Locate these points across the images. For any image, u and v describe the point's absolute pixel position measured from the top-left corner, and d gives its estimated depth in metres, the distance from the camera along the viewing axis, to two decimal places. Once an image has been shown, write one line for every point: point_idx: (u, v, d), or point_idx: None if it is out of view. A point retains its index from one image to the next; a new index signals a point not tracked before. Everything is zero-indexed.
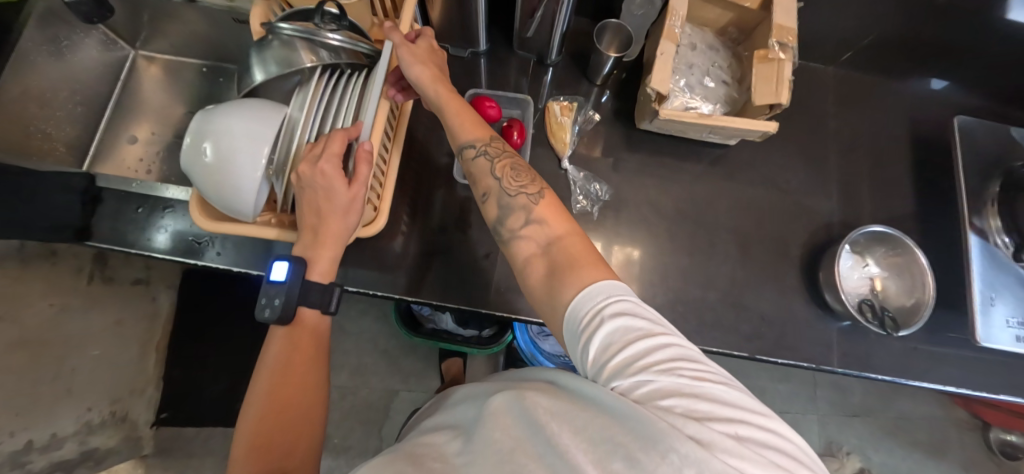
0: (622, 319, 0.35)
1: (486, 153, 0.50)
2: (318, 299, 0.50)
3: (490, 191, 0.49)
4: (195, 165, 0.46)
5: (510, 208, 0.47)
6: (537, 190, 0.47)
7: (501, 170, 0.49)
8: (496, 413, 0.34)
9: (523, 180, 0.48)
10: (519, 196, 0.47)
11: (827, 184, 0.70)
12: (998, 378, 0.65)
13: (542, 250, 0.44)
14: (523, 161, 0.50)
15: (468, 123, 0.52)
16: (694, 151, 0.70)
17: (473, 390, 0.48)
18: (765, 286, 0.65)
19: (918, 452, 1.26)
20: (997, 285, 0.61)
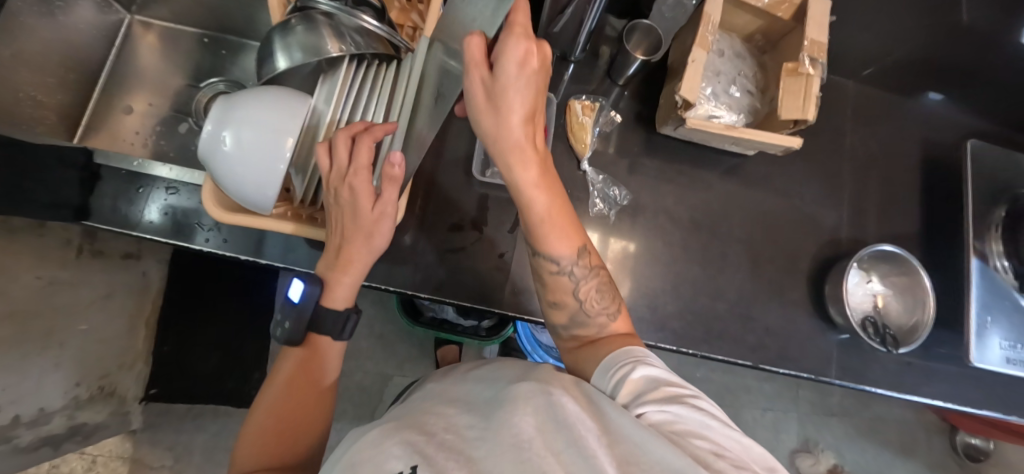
0: (661, 373, 0.37)
1: (572, 275, 0.48)
2: (330, 324, 0.48)
3: (567, 308, 0.48)
4: (213, 154, 0.44)
5: (581, 326, 0.48)
6: (615, 315, 0.48)
7: (586, 295, 0.48)
8: (513, 399, 0.34)
9: (606, 301, 0.48)
10: (598, 317, 0.48)
11: (838, 199, 0.71)
12: (982, 394, 0.68)
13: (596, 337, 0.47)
14: (608, 280, 0.49)
15: (561, 235, 0.46)
16: (713, 159, 0.69)
17: (480, 367, 0.48)
18: (772, 297, 0.66)
19: (888, 451, 1.32)
20: (994, 308, 0.63)
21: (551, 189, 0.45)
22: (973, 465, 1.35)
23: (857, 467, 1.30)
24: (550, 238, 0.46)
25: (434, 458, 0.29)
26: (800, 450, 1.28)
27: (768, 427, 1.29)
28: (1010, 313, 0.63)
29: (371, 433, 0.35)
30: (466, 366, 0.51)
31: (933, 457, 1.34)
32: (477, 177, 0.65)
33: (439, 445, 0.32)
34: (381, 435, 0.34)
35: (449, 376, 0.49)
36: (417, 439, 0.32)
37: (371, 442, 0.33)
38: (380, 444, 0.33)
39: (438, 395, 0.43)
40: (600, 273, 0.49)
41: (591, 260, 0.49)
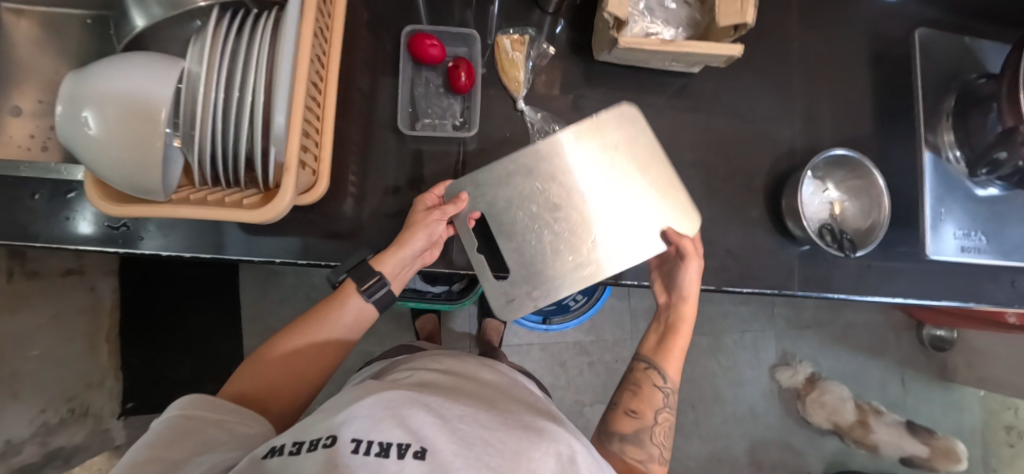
0: None
1: (664, 398, 0.57)
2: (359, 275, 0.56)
3: (642, 419, 0.55)
4: (75, 137, 0.38)
5: (642, 440, 0.54)
6: (664, 454, 0.54)
7: (660, 420, 0.56)
8: (539, 430, 0.33)
9: (666, 439, 0.56)
10: (655, 446, 0.54)
11: (790, 110, 0.68)
12: (940, 285, 0.69)
13: (646, 464, 0.52)
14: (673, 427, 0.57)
15: (673, 365, 0.60)
16: (657, 82, 0.66)
17: (490, 382, 0.49)
18: (730, 219, 0.65)
19: (861, 354, 1.39)
20: (947, 200, 0.63)
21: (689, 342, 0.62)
22: (938, 354, 1.43)
23: (833, 373, 1.37)
24: (669, 361, 0.59)
25: (442, 444, 0.29)
26: (779, 364, 1.34)
27: (747, 348, 1.34)
28: (964, 203, 0.63)
29: (389, 392, 0.34)
30: (468, 368, 0.52)
31: (902, 353, 1.41)
32: (406, 131, 0.62)
33: (453, 431, 0.30)
34: (396, 398, 0.33)
35: (453, 372, 0.49)
36: (429, 417, 0.31)
37: (385, 404, 0.32)
38: (395, 408, 0.31)
39: (446, 387, 0.43)
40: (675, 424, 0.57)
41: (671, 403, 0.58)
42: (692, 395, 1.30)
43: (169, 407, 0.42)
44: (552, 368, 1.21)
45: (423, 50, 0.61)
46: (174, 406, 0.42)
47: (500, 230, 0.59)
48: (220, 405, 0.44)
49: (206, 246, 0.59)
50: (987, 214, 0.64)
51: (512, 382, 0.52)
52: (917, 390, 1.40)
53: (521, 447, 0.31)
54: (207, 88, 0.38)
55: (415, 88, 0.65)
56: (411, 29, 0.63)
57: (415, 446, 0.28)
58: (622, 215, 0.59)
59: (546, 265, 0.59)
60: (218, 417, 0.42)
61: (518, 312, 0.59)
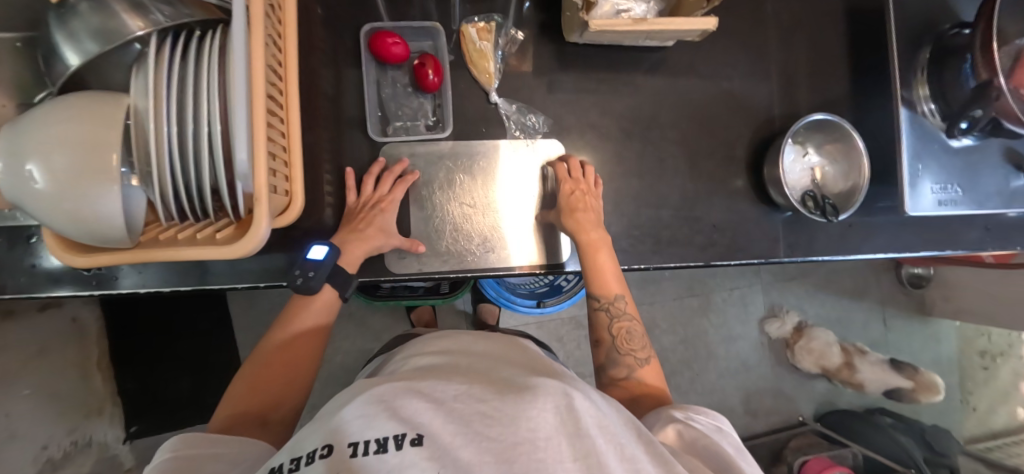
0: (693, 415, 0.42)
1: (609, 314, 0.53)
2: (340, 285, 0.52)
3: (604, 343, 0.53)
4: (23, 192, 0.35)
5: (614, 363, 0.51)
6: (645, 356, 0.51)
7: (618, 333, 0.53)
8: (532, 386, 0.28)
9: (635, 343, 0.52)
10: (626, 356, 0.51)
11: (767, 74, 0.67)
12: (918, 237, 0.71)
13: (626, 377, 0.50)
14: (641, 329, 0.53)
15: (604, 277, 0.54)
16: (631, 58, 0.63)
17: (487, 351, 0.42)
18: (714, 191, 0.64)
19: (843, 297, 1.45)
20: (925, 156, 0.63)
21: (608, 248, 0.56)
22: (916, 291, 1.49)
23: (818, 319, 1.42)
24: (601, 278, 0.54)
25: (439, 426, 0.24)
26: (768, 316, 1.38)
27: (736, 304, 1.38)
28: (941, 157, 0.64)
29: (378, 385, 0.29)
30: (465, 344, 0.45)
31: (882, 293, 1.47)
32: (378, 139, 0.61)
33: (448, 412, 0.26)
34: (385, 392, 0.28)
35: (450, 350, 0.44)
36: (422, 403, 0.27)
37: (374, 397, 0.28)
38: (387, 401, 0.27)
39: (441, 367, 0.38)
40: (639, 322, 0.54)
41: (628, 308, 0.54)
42: (687, 355, 1.34)
43: (159, 450, 0.37)
44: (549, 345, 1.23)
45: (385, 48, 0.58)
46: (164, 445, 0.37)
47: (413, 199, 0.60)
48: (215, 439, 0.39)
49: (190, 276, 0.57)
50: (962, 165, 0.65)
51: (517, 350, 0.45)
52: (897, 327, 1.47)
53: (518, 408, 0.26)
54: (157, 121, 0.36)
55: (382, 90, 0.63)
56: (371, 28, 0.60)
57: (411, 433, 0.24)
58: (514, 226, 0.60)
59: (443, 231, 0.59)
60: (215, 451, 0.38)
61: (405, 270, 0.59)
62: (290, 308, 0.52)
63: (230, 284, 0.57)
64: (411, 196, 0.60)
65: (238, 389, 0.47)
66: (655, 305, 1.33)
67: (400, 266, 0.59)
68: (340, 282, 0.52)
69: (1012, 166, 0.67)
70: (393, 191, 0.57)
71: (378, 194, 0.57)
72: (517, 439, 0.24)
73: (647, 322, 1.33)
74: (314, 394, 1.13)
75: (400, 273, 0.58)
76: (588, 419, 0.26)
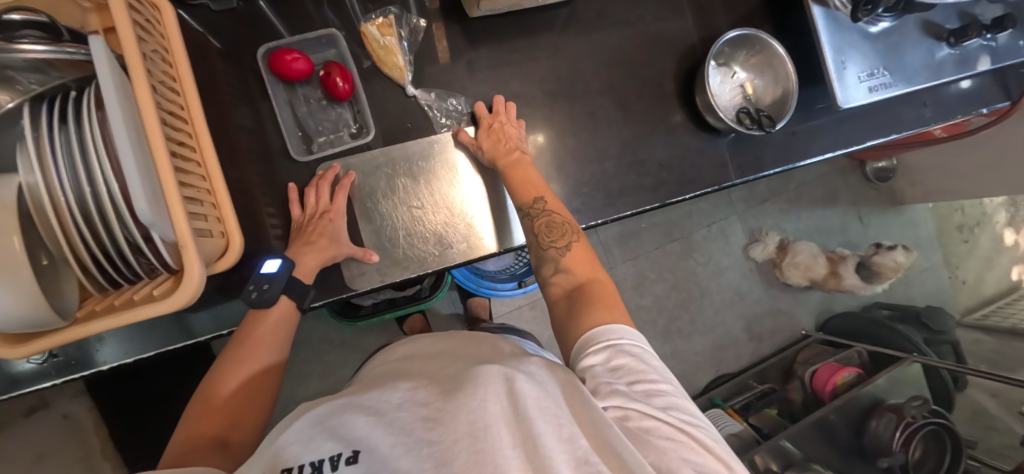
0: (617, 351, 0.37)
1: (528, 216, 0.52)
2: (298, 295, 0.52)
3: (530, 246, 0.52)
4: None
5: (542, 259, 0.50)
6: (565, 243, 0.49)
7: (538, 228, 0.51)
8: (473, 380, 0.30)
9: (555, 235, 0.50)
10: (550, 250, 0.49)
11: (677, 5, 0.67)
12: (860, 128, 0.72)
13: (554, 271, 0.48)
14: (562, 218, 0.51)
15: (518, 187, 0.54)
16: (539, 20, 0.63)
17: (445, 350, 0.43)
18: (654, 131, 0.64)
19: (818, 207, 1.47)
20: (846, 48, 0.64)
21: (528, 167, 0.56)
22: (885, 184, 1.52)
23: (799, 233, 1.45)
24: (513, 189, 0.54)
25: (378, 440, 0.26)
26: (750, 242, 1.40)
27: (717, 238, 1.40)
28: (862, 45, 0.65)
29: (325, 406, 0.31)
30: (422, 347, 0.46)
31: (853, 194, 1.50)
32: (302, 159, 0.59)
33: (390, 423, 0.28)
34: (326, 414, 0.30)
35: (407, 356, 0.44)
36: (366, 419, 0.28)
37: (317, 418, 0.29)
38: (325, 422, 0.28)
39: (399, 373, 0.39)
40: (566, 217, 0.52)
41: (550, 207, 0.52)
42: (682, 298, 1.36)
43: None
44: (546, 322, 1.23)
45: (286, 66, 0.56)
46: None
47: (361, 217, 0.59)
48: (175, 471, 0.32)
49: (173, 334, 0.58)
50: (884, 48, 0.66)
51: (478, 339, 0.46)
52: (874, 222, 1.51)
53: (459, 404, 0.28)
54: (52, 191, 0.35)
55: (297, 109, 0.61)
56: (267, 50, 0.58)
57: (347, 451, 0.25)
58: (480, 212, 0.60)
59: (398, 239, 0.58)
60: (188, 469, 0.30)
61: (367, 285, 0.58)
62: (243, 330, 0.49)
63: (213, 331, 0.58)
64: (357, 212, 0.58)
65: (194, 412, 0.44)
66: (640, 258, 1.34)
67: (362, 282, 0.58)
68: (298, 291, 0.52)
69: (933, 38, 0.69)
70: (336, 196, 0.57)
71: (323, 204, 0.56)
72: (457, 434, 0.26)
73: (636, 276, 1.34)
74: None
75: (360, 288, 0.57)
76: (528, 401, 0.28)
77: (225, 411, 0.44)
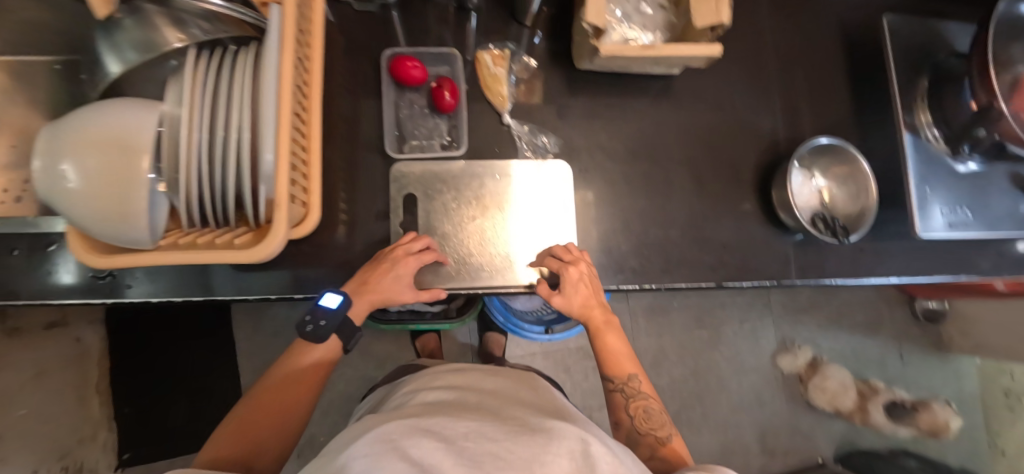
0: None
1: (624, 393, 0.54)
2: (345, 336, 0.52)
3: (623, 426, 0.53)
4: (54, 192, 0.37)
5: (636, 445, 0.51)
6: (666, 434, 0.50)
7: (636, 412, 0.52)
8: (545, 431, 0.30)
9: (654, 421, 0.52)
10: (648, 435, 0.51)
11: (769, 101, 0.69)
12: (932, 261, 0.70)
13: (653, 454, 0.49)
14: (658, 405, 0.53)
15: (621, 357, 0.56)
16: (638, 84, 0.66)
17: (496, 390, 0.44)
18: (723, 214, 0.65)
19: (857, 332, 1.41)
20: (931, 179, 0.65)
21: (615, 332, 0.58)
22: (933, 326, 1.45)
23: (833, 354, 1.39)
24: (617, 363, 0.56)
25: (451, 466, 0.25)
26: (780, 350, 1.35)
27: (747, 337, 1.35)
28: (947, 180, 0.65)
29: (387, 425, 0.30)
30: (472, 381, 0.47)
31: (897, 328, 1.43)
32: (395, 155, 0.61)
33: (459, 451, 0.27)
34: (396, 431, 0.29)
35: (459, 386, 0.45)
36: (435, 442, 0.28)
37: (382, 437, 0.29)
38: (395, 441, 0.28)
39: (452, 404, 0.39)
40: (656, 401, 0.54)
41: (643, 386, 0.55)
42: (698, 389, 1.30)
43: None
44: (557, 376, 1.19)
45: (404, 71, 0.60)
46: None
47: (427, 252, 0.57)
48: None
49: (203, 288, 0.56)
50: (969, 188, 0.66)
51: (525, 390, 0.47)
52: (916, 363, 1.43)
53: (532, 453, 0.27)
54: (191, 127, 0.38)
55: (399, 111, 0.63)
56: (392, 53, 0.63)
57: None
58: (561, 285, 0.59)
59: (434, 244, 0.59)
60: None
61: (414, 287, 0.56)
62: (290, 356, 0.51)
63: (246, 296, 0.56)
64: (431, 226, 0.59)
65: (230, 424, 0.45)
66: (664, 336, 1.30)
67: None
68: (347, 332, 0.51)
69: (1021, 191, 0.68)
70: (425, 255, 0.54)
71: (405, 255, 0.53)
72: None
73: (656, 354, 1.29)
74: (314, 423, 1.09)
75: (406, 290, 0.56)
76: (604, 466, 0.28)
77: (249, 441, 0.43)
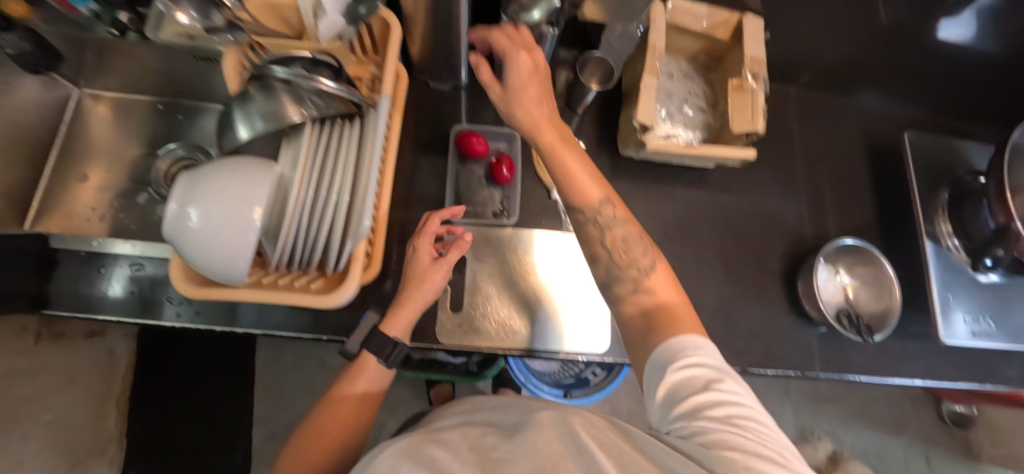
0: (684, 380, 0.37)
1: (596, 221, 0.51)
2: (376, 348, 0.52)
3: (602, 261, 0.52)
4: (176, 231, 0.43)
5: (617, 278, 0.50)
6: (649, 263, 0.50)
7: (611, 242, 0.51)
8: (534, 424, 0.36)
9: (637, 252, 0.51)
10: (631, 267, 0.50)
11: (796, 199, 0.75)
12: (957, 368, 0.71)
13: (642, 296, 0.48)
14: (633, 231, 0.51)
15: (586, 182, 0.52)
16: (675, 173, 0.73)
17: (501, 401, 0.49)
18: (750, 300, 0.68)
19: (881, 429, 1.36)
20: (954, 288, 0.67)
21: (571, 150, 0.53)
22: (962, 432, 1.39)
23: (856, 451, 1.33)
24: (581, 188, 0.51)
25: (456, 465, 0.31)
26: (799, 440, 1.30)
27: None
28: (969, 289, 0.68)
29: (398, 443, 0.36)
30: (480, 400, 0.51)
31: (923, 430, 1.38)
32: (452, 218, 0.67)
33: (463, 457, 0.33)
34: (406, 447, 0.36)
35: (471, 404, 0.50)
36: (444, 452, 0.34)
37: (397, 452, 0.35)
38: (409, 454, 0.34)
39: (463, 421, 0.44)
40: (625, 219, 0.53)
41: (613, 210, 0.52)
42: None
43: None
44: None
45: (469, 146, 0.67)
46: None
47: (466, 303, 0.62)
48: None
49: (262, 320, 0.61)
50: (992, 299, 0.68)
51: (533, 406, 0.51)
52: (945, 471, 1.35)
53: (524, 446, 0.33)
54: (299, 189, 0.44)
55: (459, 179, 0.70)
56: (460, 129, 0.71)
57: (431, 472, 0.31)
58: (583, 327, 0.64)
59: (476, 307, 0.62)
60: None
61: (456, 343, 0.60)
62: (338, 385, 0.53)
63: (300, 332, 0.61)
64: (477, 286, 0.63)
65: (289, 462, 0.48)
66: None
67: (449, 337, 0.60)
68: (379, 342, 0.52)
69: None
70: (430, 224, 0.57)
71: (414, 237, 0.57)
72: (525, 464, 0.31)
73: None
74: None
75: (448, 344, 0.60)
76: (582, 433, 0.33)
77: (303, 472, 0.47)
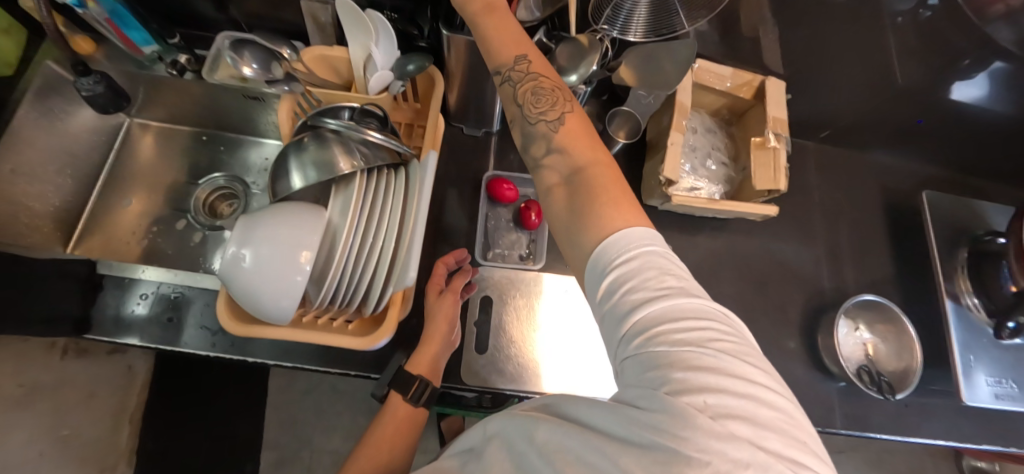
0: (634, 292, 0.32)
1: (510, 80, 0.46)
2: (399, 383, 0.54)
3: (515, 119, 0.46)
4: (230, 271, 0.45)
5: (531, 137, 0.44)
6: (556, 116, 0.43)
7: (523, 96, 0.45)
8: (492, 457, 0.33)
9: (545, 105, 0.44)
10: (539, 122, 0.44)
11: (815, 252, 0.76)
12: (981, 429, 0.70)
13: (564, 179, 0.40)
14: (551, 83, 0.45)
15: (504, 41, 0.47)
16: (697, 222, 0.75)
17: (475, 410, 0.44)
18: (770, 352, 0.68)
19: None
20: (975, 348, 0.67)
21: (492, 13, 0.48)
22: None
23: None
24: (494, 48, 0.47)
25: None
26: None
27: None
28: (990, 350, 0.68)
29: None
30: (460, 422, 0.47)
31: None
32: (480, 260, 0.69)
33: None
34: None
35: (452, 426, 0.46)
36: None
37: None
38: None
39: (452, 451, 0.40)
40: (548, 78, 0.46)
41: (531, 67, 0.46)
42: None
43: None
44: None
45: (500, 192, 0.70)
46: None
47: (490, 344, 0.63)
48: None
49: (290, 353, 0.63)
50: (1014, 361, 0.68)
51: None
52: None
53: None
54: (347, 236, 0.47)
55: (487, 222, 0.72)
56: (492, 175, 0.74)
57: None
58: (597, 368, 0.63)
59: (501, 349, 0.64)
60: None
61: (479, 384, 0.61)
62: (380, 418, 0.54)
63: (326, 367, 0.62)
64: (502, 329, 0.65)
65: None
66: None
67: (473, 379, 0.62)
68: (403, 379, 0.54)
69: None
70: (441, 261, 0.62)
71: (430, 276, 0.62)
72: None
73: None
74: None
75: (472, 385, 0.61)
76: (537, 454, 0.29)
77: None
